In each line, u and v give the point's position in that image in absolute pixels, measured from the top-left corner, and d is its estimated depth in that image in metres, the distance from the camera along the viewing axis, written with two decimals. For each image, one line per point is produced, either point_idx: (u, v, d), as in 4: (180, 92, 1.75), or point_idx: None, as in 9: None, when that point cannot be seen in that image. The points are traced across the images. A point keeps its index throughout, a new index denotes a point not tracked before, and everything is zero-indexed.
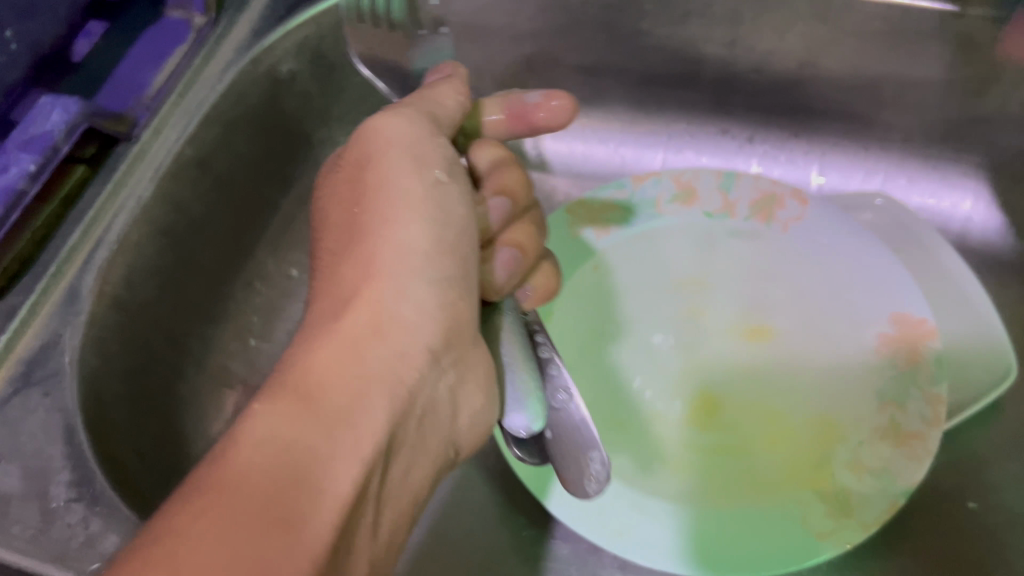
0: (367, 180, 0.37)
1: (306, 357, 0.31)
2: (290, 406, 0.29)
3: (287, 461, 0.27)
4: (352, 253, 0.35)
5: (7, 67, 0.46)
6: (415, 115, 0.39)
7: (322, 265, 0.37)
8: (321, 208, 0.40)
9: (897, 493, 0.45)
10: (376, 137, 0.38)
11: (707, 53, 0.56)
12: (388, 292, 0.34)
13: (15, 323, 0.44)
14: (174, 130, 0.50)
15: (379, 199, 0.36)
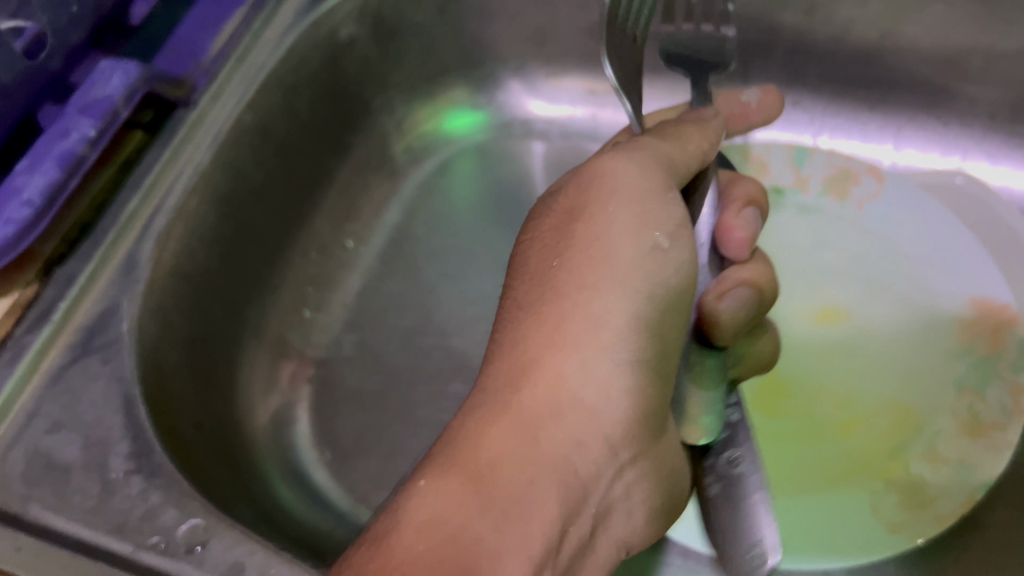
0: (579, 230, 0.35)
1: (485, 431, 0.30)
2: (457, 486, 0.29)
3: (449, 551, 0.27)
4: (538, 309, 0.33)
5: (70, 29, 0.44)
6: (645, 165, 0.37)
7: (511, 303, 0.35)
8: (537, 221, 0.38)
9: (976, 486, 0.44)
10: (599, 190, 0.36)
11: (783, 22, 0.53)
12: (575, 365, 0.32)
13: (74, 289, 0.43)
14: (232, 96, 0.49)
15: (580, 257, 0.34)
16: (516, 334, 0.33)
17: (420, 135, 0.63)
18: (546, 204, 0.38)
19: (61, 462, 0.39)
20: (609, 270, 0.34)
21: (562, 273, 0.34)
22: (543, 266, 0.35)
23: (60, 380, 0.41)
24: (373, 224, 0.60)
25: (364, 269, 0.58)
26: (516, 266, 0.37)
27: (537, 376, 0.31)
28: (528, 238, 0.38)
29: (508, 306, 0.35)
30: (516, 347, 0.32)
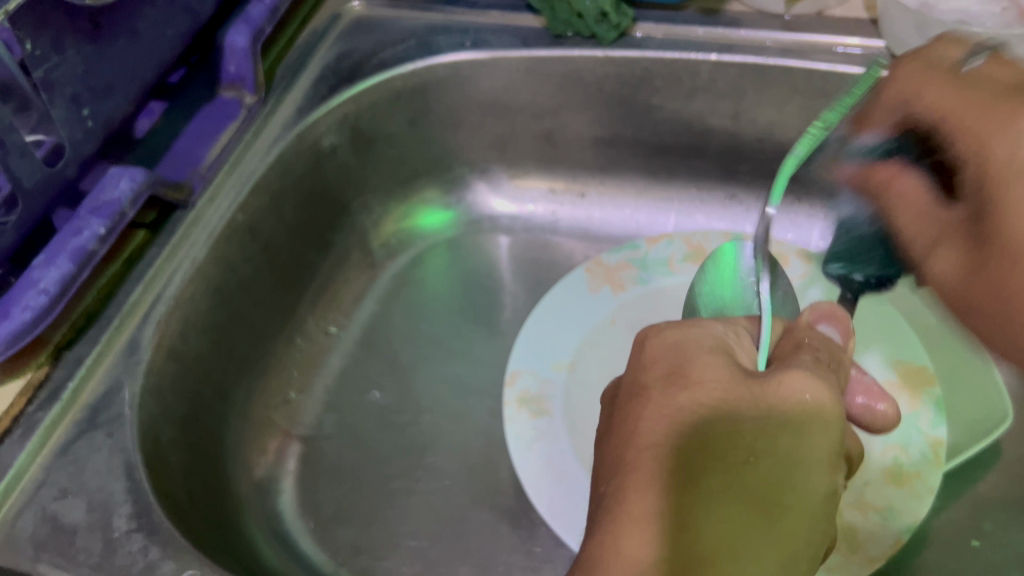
0: (739, 416, 0.35)
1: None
2: None
3: None
4: (673, 474, 0.34)
5: (84, 141, 0.50)
6: (820, 374, 0.37)
7: (654, 446, 0.35)
8: (687, 360, 0.38)
9: (902, 529, 0.48)
10: (790, 386, 0.36)
11: (713, 125, 0.62)
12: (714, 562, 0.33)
13: (82, 370, 0.48)
14: (226, 199, 0.55)
15: (742, 438, 0.35)
16: (661, 501, 0.34)
17: (396, 231, 0.69)
18: (715, 361, 0.38)
19: (67, 525, 0.43)
20: (774, 476, 0.34)
21: (739, 471, 0.34)
22: (700, 445, 0.35)
23: (68, 452, 0.45)
24: (351, 312, 0.65)
25: (344, 352, 0.63)
26: (650, 408, 0.37)
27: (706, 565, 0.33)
28: (664, 371, 0.38)
29: (634, 446, 0.36)
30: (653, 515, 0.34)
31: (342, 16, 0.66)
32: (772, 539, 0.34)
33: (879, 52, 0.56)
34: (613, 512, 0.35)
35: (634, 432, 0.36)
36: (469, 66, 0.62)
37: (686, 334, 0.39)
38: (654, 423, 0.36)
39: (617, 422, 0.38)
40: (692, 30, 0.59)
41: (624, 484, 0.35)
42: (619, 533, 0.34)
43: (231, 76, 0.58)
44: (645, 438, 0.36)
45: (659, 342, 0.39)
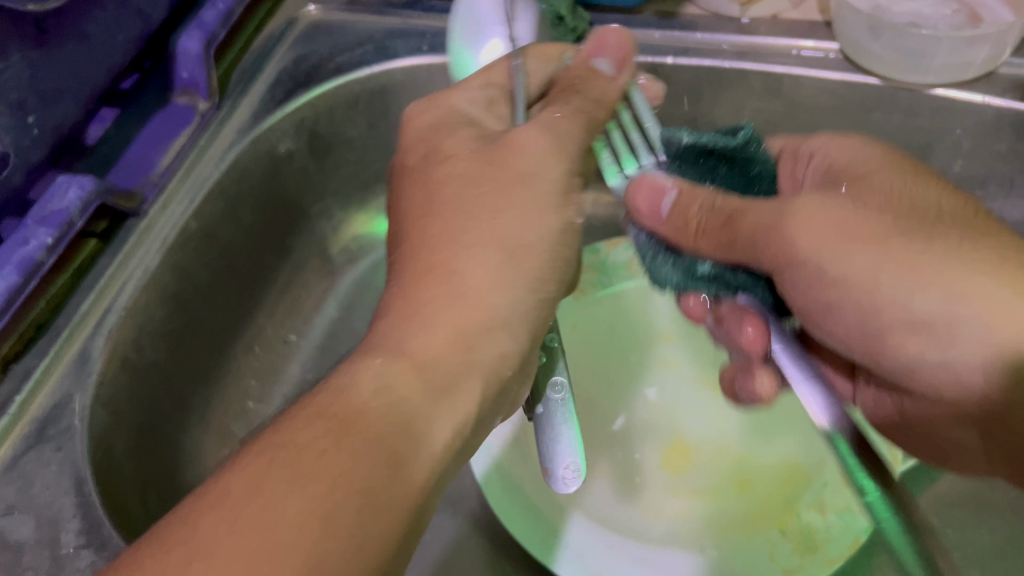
0: (512, 210, 0.38)
1: (395, 324, 0.34)
2: (403, 371, 0.33)
3: (393, 415, 0.31)
4: (439, 216, 0.37)
5: (31, 149, 0.49)
6: (541, 133, 0.40)
7: (429, 196, 0.39)
8: (485, 158, 0.39)
9: (860, 529, 0.47)
10: (520, 131, 0.40)
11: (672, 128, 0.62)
12: (469, 280, 0.36)
13: (30, 383, 0.47)
14: (179, 206, 0.54)
15: (493, 171, 0.39)
16: (442, 276, 0.35)
17: (356, 236, 0.68)
18: (462, 137, 0.41)
19: (13, 542, 0.42)
20: (498, 263, 0.36)
21: (488, 210, 0.37)
22: (478, 197, 0.38)
23: (14, 467, 0.44)
24: (311, 319, 0.65)
25: (303, 360, 0.63)
26: (455, 245, 0.36)
27: (439, 377, 0.33)
28: (424, 164, 0.40)
29: (434, 233, 0.37)
30: (436, 267, 0.36)
31: (298, 20, 0.65)
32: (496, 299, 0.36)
33: (835, 54, 0.56)
34: (402, 289, 0.35)
35: (450, 232, 0.37)
36: (427, 70, 0.62)
37: (435, 119, 0.42)
38: (436, 282, 0.35)
39: (444, 206, 0.38)
40: (648, 33, 0.59)
41: (410, 300, 0.35)
42: (402, 344, 0.34)
43: (184, 82, 0.57)
44: (439, 257, 0.36)
45: (419, 126, 0.43)
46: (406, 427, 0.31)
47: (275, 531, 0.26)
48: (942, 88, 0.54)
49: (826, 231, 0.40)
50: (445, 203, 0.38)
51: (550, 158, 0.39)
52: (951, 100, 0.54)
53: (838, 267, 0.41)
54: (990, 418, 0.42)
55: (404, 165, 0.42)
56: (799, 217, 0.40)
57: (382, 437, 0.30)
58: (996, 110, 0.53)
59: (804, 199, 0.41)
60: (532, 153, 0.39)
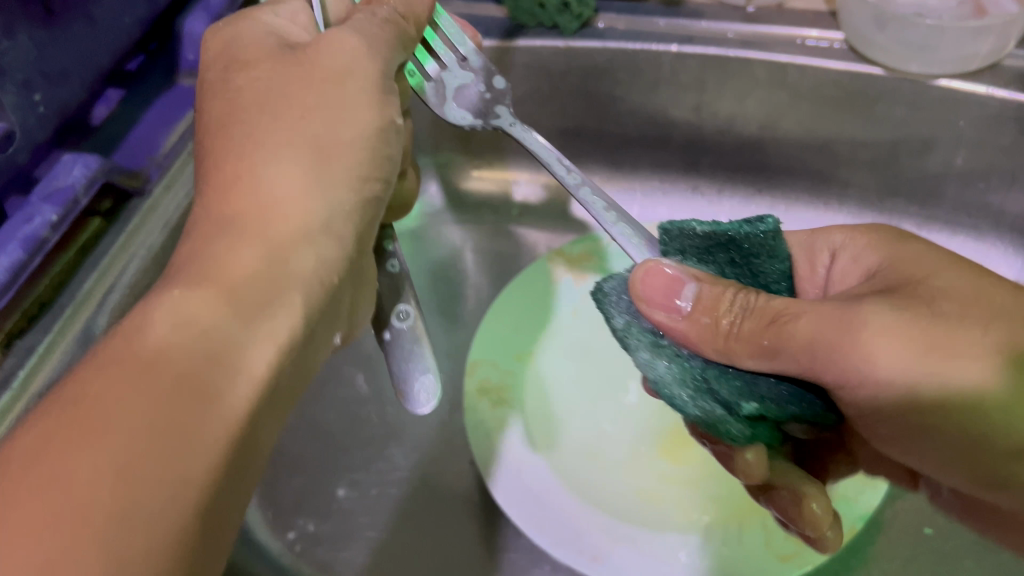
0: (320, 108, 0.39)
1: (214, 209, 0.36)
2: (207, 295, 0.33)
3: (195, 342, 0.32)
4: (246, 125, 0.39)
5: (38, 128, 0.49)
6: (348, 37, 0.41)
7: (266, 83, 0.40)
8: (287, 66, 0.40)
9: (857, 515, 0.49)
10: (332, 50, 0.41)
11: (675, 117, 0.63)
12: (268, 176, 0.37)
13: (34, 359, 0.47)
14: (182, 187, 0.55)
15: (309, 77, 0.40)
16: (260, 140, 0.38)
17: None
18: (266, 42, 0.42)
19: None
20: (309, 164, 0.38)
21: (291, 119, 0.39)
22: (290, 95, 0.39)
23: (16, 441, 0.45)
24: None
25: None
26: (243, 130, 0.38)
27: (251, 300, 0.34)
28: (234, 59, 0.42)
29: (231, 153, 0.38)
30: (242, 175, 0.37)
31: None
32: (283, 205, 0.37)
33: (839, 44, 0.56)
34: (208, 185, 0.38)
35: (241, 125, 0.39)
36: None
37: (236, 33, 0.43)
38: (242, 202, 0.36)
39: (244, 106, 0.39)
40: (654, 22, 0.59)
41: (234, 149, 0.38)
42: (218, 270, 0.34)
43: (190, 63, 0.58)
44: (242, 165, 0.37)
45: (236, 33, 0.44)
46: (212, 355, 0.32)
47: (70, 491, 0.27)
48: (946, 78, 0.54)
49: (909, 355, 0.37)
50: (316, 126, 0.39)
51: (364, 107, 0.40)
52: (954, 90, 0.54)
53: (867, 393, 0.39)
54: (971, 461, 0.40)
55: (205, 78, 0.43)
56: (867, 331, 0.38)
57: (186, 370, 0.31)
58: (1000, 102, 0.53)
59: (871, 308, 0.38)
60: (343, 48, 0.41)
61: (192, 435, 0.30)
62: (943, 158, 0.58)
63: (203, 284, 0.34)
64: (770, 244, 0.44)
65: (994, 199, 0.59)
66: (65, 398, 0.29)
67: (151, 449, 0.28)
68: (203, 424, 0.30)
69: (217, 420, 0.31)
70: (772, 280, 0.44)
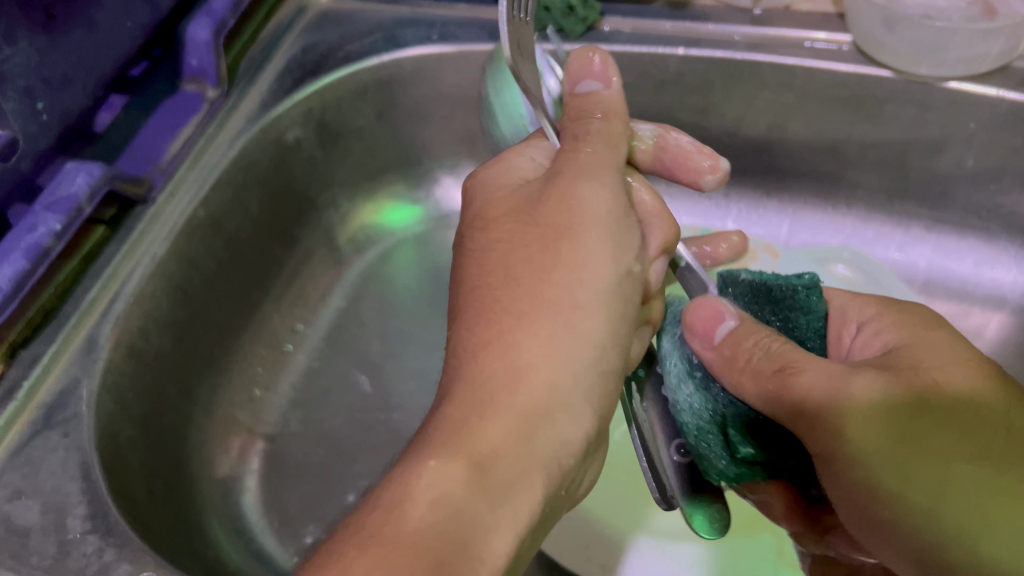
0: (558, 269, 0.37)
1: (455, 391, 0.35)
2: (462, 469, 0.32)
3: (456, 524, 0.31)
4: (513, 283, 0.37)
5: (40, 135, 0.49)
6: (604, 175, 0.39)
7: (494, 236, 0.39)
8: (526, 219, 0.39)
9: None
10: (571, 196, 0.38)
11: (682, 120, 0.62)
12: (530, 348, 0.35)
13: (38, 368, 0.47)
14: (186, 194, 0.54)
15: (556, 216, 0.38)
16: (507, 330, 0.36)
17: (362, 227, 0.68)
18: (506, 194, 0.41)
19: (20, 528, 0.42)
20: (558, 335, 0.35)
21: (535, 277, 0.37)
22: (523, 244, 0.38)
23: (21, 452, 0.44)
24: (318, 308, 0.65)
25: (310, 350, 0.63)
26: (539, 262, 0.37)
27: (495, 481, 0.33)
28: (478, 216, 0.41)
29: (473, 297, 0.38)
30: (496, 335, 0.36)
31: (308, 8, 0.66)
32: (519, 358, 0.35)
33: (848, 46, 0.56)
34: (468, 335, 0.36)
35: (486, 297, 0.37)
36: (436, 59, 0.62)
37: (495, 176, 0.43)
38: (509, 374, 0.35)
39: (497, 241, 0.39)
40: (660, 24, 0.59)
41: (461, 341, 0.36)
42: (463, 441, 0.33)
43: (193, 69, 0.57)
44: (492, 332, 0.36)
45: (483, 183, 0.43)
46: (462, 542, 0.31)
47: None
48: (956, 81, 0.53)
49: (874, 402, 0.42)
50: (539, 267, 0.37)
51: (602, 196, 0.38)
52: (964, 93, 0.53)
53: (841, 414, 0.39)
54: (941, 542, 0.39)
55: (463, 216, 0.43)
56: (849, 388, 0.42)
57: (440, 552, 0.30)
58: (1010, 104, 0.53)
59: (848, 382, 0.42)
60: (584, 207, 0.38)
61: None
62: (953, 159, 0.57)
63: (456, 458, 0.33)
64: (802, 298, 0.47)
65: (1006, 201, 0.58)
66: (329, 551, 0.31)
67: None
68: None
69: None
70: (802, 332, 0.47)
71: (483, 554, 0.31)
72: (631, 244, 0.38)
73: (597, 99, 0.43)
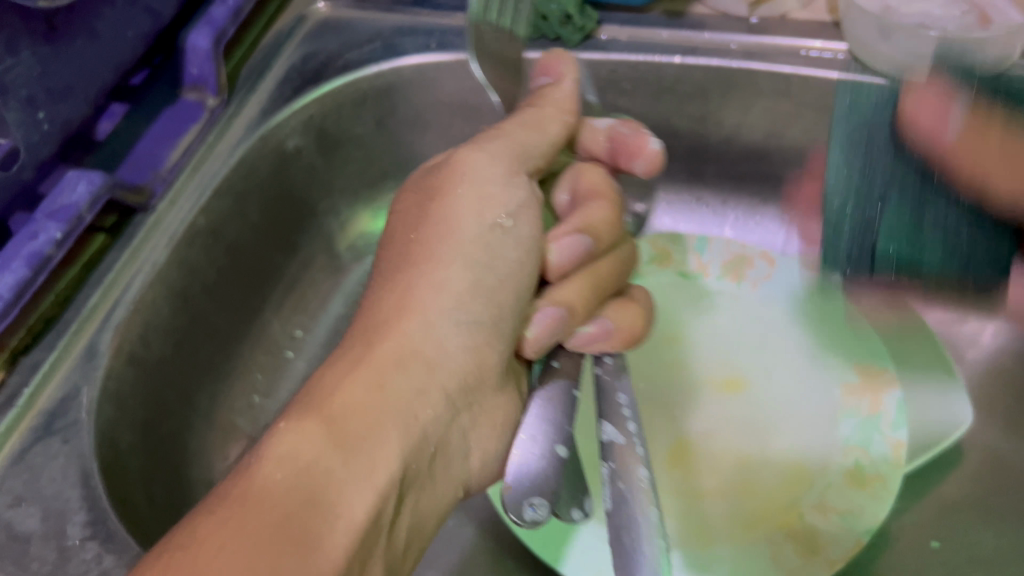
0: (442, 248, 0.41)
1: (337, 386, 0.36)
2: (317, 426, 0.34)
3: (306, 482, 0.32)
4: (398, 279, 0.41)
5: (42, 145, 0.49)
6: (495, 152, 0.45)
7: (393, 233, 0.45)
8: (426, 216, 0.43)
9: (862, 531, 0.49)
10: (458, 172, 0.44)
11: (680, 127, 0.62)
12: (416, 326, 0.39)
13: (39, 375, 0.47)
14: (187, 202, 0.55)
15: (436, 215, 0.43)
16: (391, 305, 0.40)
17: (362, 233, 0.68)
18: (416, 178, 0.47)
19: (20, 533, 0.42)
20: (438, 300, 0.40)
21: (411, 251, 0.42)
22: (419, 225, 0.44)
23: (23, 459, 0.45)
24: (318, 314, 0.65)
25: (310, 356, 0.63)
26: (440, 251, 0.41)
27: (353, 432, 0.34)
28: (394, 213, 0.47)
29: (377, 285, 0.42)
30: (385, 311, 0.40)
31: (308, 17, 0.66)
32: (410, 327, 0.39)
33: (843, 55, 0.57)
34: (359, 317, 0.41)
35: (382, 284, 0.41)
36: (436, 68, 0.63)
37: (414, 178, 0.48)
38: (398, 345, 0.38)
39: (394, 238, 0.44)
40: (656, 32, 0.59)
41: (359, 317, 0.40)
42: (331, 406, 0.35)
43: (194, 78, 0.58)
44: (388, 315, 0.39)
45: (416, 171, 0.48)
46: (316, 498, 0.31)
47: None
48: None
49: None
50: (419, 250, 0.42)
51: (485, 174, 0.44)
52: None
53: None
54: None
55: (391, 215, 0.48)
56: None
57: (292, 508, 0.30)
58: None
59: None
60: (464, 222, 0.42)
61: (308, 540, 0.30)
62: None
63: (319, 416, 0.35)
64: None
65: None
66: (189, 527, 0.30)
67: (268, 547, 0.29)
68: (318, 553, 0.30)
69: (338, 545, 0.31)
70: None
71: (341, 511, 0.32)
72: (501, 204, 0.43)
73: (556, 96, 0.50)
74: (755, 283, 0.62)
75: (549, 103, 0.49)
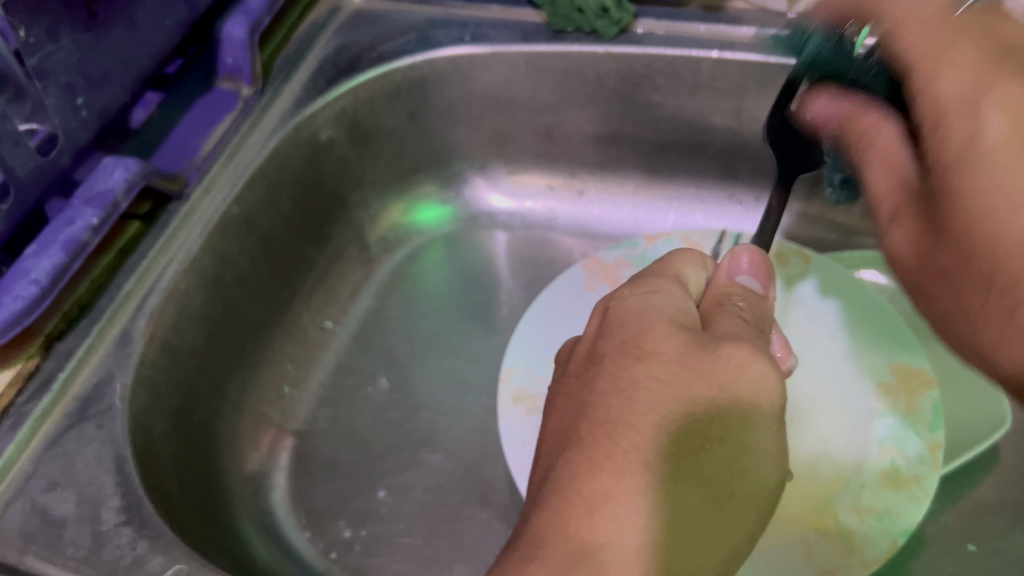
0: (734, 432, 0.36)
1: (614, 531, 0.33)
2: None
3: None
4: (684, 460, 0.34)
5: (79, 131, 0.49)
6: (742, 294, 0.43)
7: (657, 371, 0.36)
8: (694, 365, 0.36)
9: (898, 533, 0.48)
10: (730, 319, 0.41)
11: (714, 123, 0.62)
12: (686, 507, 0.34)
13: (73, 361, 0.47)
14: (221, 191, 0.55)
15: (724, 373, 0.36)
16: (662, 486, 0.34)
17: (392, 226, 0.69)
18: (663, 328, 0.38)
19: (55, 518, 0.42)
20: (709, 498, 0.35)
21: (697, 406, 0.35)
22: (709, 384, 0.36)
23: (57, 444, 0.45)
24: (347, 307, 0.65)
25: (339, 347, 0.63)
26: (734, 428, 0.36)
27: None
28: (633, 329, 0.38)
29: (602, 434, 0.35)
30: (659, 479, 0.34)
31: (341, 9, 0.66)
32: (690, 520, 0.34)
33: None
34: (606, 465, 0.34)
35: (603, 431, 0.35)
36: (469, 60, 0.62)
37: (644, 302, 0.40)
38: (669, 515, 0.33)
39: (664, 370, 0.36)
40: (693, 27, 0.59)
41: (585, 463, 0.34)
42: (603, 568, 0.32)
43: (229, 67, 0.58)
44: (661, 480, 0.34)
45: (624, 306, 0.40)
46: None
47: None
48: None
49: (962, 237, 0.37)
50: (700, 411, 0.35)
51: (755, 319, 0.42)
52: None
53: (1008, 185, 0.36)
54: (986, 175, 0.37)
55: (609, 305, 0.41)
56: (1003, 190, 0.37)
57: None
58: None
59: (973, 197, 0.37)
60: (749, 379, 0.37)
61: None
62: None
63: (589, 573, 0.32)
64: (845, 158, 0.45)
65: None
66: None
67: None
68: None
69: None
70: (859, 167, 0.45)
71: None
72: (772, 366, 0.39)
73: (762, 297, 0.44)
74: (792, 281, 0.61)
75: (760, 306, 0.43)
